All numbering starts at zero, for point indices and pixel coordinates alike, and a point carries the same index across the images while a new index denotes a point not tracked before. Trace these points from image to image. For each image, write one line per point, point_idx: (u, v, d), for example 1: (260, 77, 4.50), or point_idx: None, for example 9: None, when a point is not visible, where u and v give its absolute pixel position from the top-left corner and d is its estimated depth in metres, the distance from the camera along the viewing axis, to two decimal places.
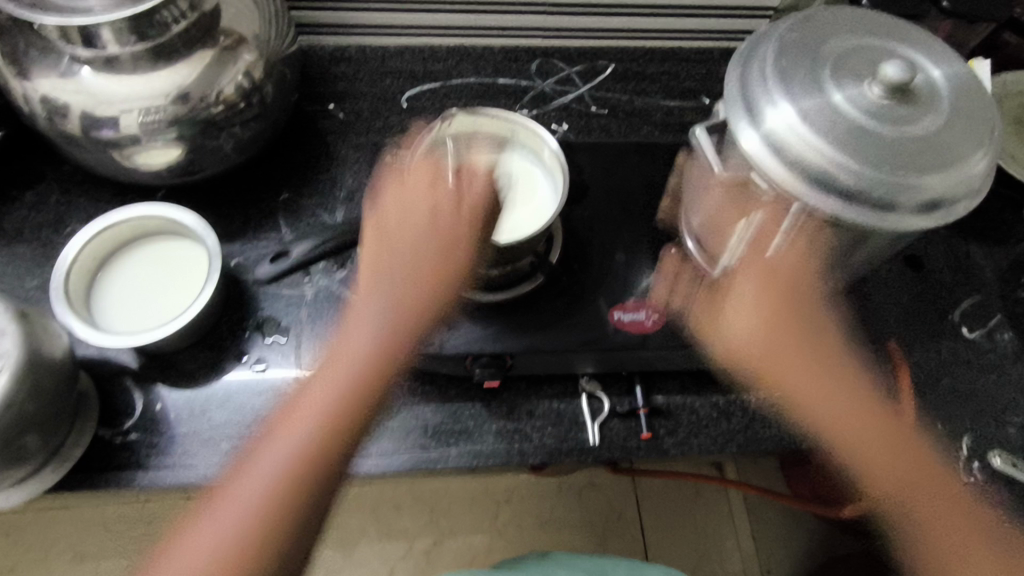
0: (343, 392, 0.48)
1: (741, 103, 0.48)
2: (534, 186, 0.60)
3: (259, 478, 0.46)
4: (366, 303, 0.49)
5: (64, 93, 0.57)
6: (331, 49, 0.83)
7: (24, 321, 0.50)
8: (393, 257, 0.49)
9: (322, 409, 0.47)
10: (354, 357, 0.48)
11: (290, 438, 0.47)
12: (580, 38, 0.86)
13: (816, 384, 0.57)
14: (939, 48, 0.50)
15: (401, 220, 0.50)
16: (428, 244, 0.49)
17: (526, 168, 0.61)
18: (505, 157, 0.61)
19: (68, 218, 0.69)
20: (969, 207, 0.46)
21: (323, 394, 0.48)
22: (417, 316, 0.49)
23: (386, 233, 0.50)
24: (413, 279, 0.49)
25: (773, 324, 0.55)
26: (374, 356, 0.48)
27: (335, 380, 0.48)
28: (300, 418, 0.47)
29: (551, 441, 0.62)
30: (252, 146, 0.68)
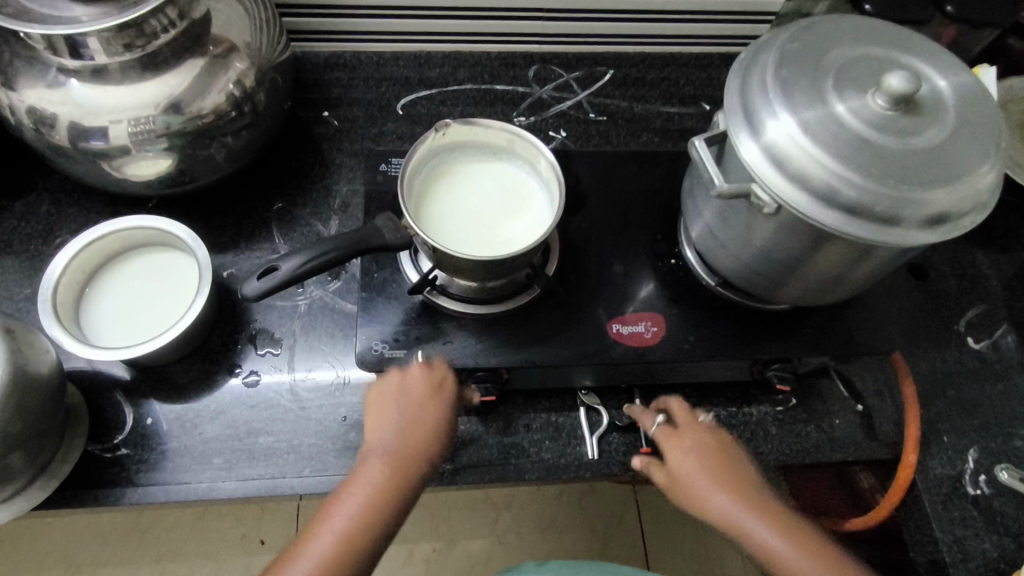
0: (391, 472, 0.51)
1: (741, 114, 0.46)
2: (530, 197, 0.59)
3: (318, 549, 0.48)
4: (393, 414, 0.54)
5: (51, 105, 0.56)
6: (326, 56, 0.82)
7: (9, 338, 0.48)
8: (389, 403, 0.55)
9: (374, 487, 0.50)
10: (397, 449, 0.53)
11: (344, 511, 0.49)
12: (578, 43, 0.85)
13: (726, 492, 0.53)
14: (944, 57, 0.49)
15: (390, 384, 0.55)
16: (418, 400, 0.55)
17: (522, 179, 0.60)
18: (500, 168, 0.60)
19: (58, 229, 0.69)
20: (977, 220, 0.44)
21: (374, 474, 0.51)
22: (424, 440, 0.54)
23: (383, 401, 0.55)
24: (414, 412, 0.54)
25: (690, 455, 0.55)
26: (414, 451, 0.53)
27: (382, 463, 0.52)
28: (351, 495, 0.50)
29: (548, 456, 0.61)
30: (244, 155, 0.67)
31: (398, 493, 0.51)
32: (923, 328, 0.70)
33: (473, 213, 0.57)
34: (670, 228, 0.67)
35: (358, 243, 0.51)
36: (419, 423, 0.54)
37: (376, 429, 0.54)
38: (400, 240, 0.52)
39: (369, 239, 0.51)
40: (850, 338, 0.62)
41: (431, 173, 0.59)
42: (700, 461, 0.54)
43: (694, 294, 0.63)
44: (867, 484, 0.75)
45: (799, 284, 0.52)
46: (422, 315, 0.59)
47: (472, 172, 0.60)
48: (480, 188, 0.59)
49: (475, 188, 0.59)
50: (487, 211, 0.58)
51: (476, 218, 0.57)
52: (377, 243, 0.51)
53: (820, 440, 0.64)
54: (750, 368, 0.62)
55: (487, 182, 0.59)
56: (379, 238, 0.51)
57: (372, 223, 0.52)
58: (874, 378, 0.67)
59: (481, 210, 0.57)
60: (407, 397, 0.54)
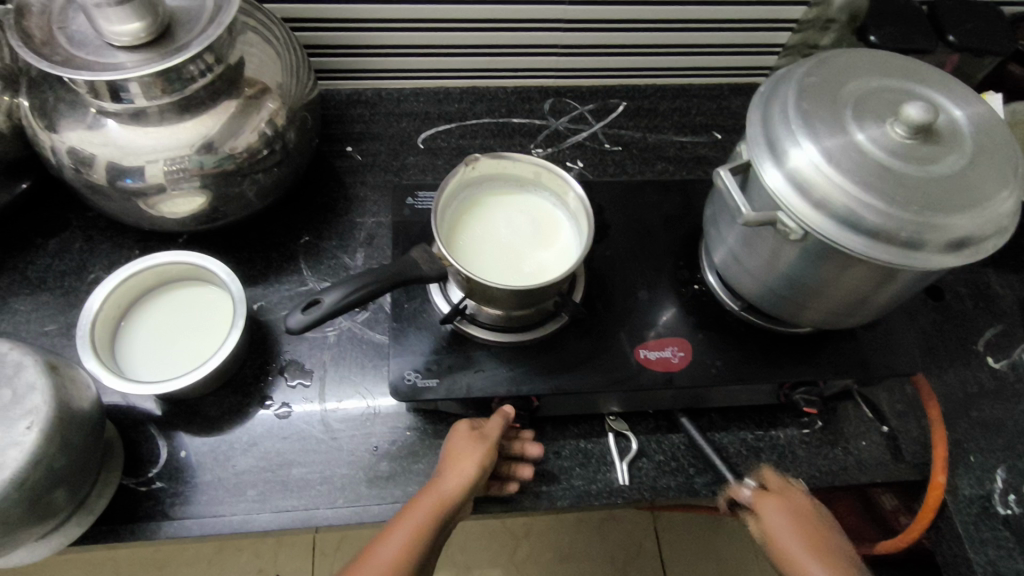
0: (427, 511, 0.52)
1: (764, 144, 0.48)
2: (557, 228, 0.61)
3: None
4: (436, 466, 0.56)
5: (92, 146, 0.58)
6: (348, 94, 0.85)
7: (53, 375, 0.49)
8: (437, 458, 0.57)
9: (412, 526, 0.51)
10: (435, 491, 0.53)
11: (385, 548, 0.50)
12: (591, 77, 0.88)
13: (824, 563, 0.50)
14: (959, 88, 0.51)
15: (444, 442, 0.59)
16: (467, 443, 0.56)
17: (549, 210, 0.62)
18: (527, 200, 0.62)
19: (91, 265, 0.70)
20: (999, 243, 0.46)
21: (413, 513, 0.52)
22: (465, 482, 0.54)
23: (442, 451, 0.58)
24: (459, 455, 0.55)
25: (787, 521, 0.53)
26: (448, 492, 0.53)
27: (421, 502, 0.52)
28: (393, 532, 0.51)
29: (579, 483, 0.61)
30: (274, 191, 0.69)
31: (431, 532, 0.51)
32: (942, 348, 0.71)
33: (502, 245, 0.59)
34: (691, 254, 0.68)
35: (396, 276, 0.52)
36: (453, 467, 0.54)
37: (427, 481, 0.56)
38: (435, 271, 0.53)
39: (406, 272, 0.53)
40: (873, 360, 0.63)
41: (459, 205, 0.61)
42: (801, 530, 0.52)
43: (718, 318, 0.64)
44: (890, 506, 0.75)
45: (823, 307, 0.53)
46: (452, 344, 0.61)
47: (500, 205, 0.62)
48: (508, 219, 0.61)
49: (503, 220, 0.60)
50: (515, 241, 0.59)
51: (505, 248, 0.58)
52: (412, 276, 0.52)
53: (848, 462, 0.64)
54: (776, 392, 0.63)
55: (515, 214, 0.61)
56: (415, 270, 0.53)
57: (408, 256, 0.53)
58: (898, 399, 0.68)
59: (509, 240, 0.59)
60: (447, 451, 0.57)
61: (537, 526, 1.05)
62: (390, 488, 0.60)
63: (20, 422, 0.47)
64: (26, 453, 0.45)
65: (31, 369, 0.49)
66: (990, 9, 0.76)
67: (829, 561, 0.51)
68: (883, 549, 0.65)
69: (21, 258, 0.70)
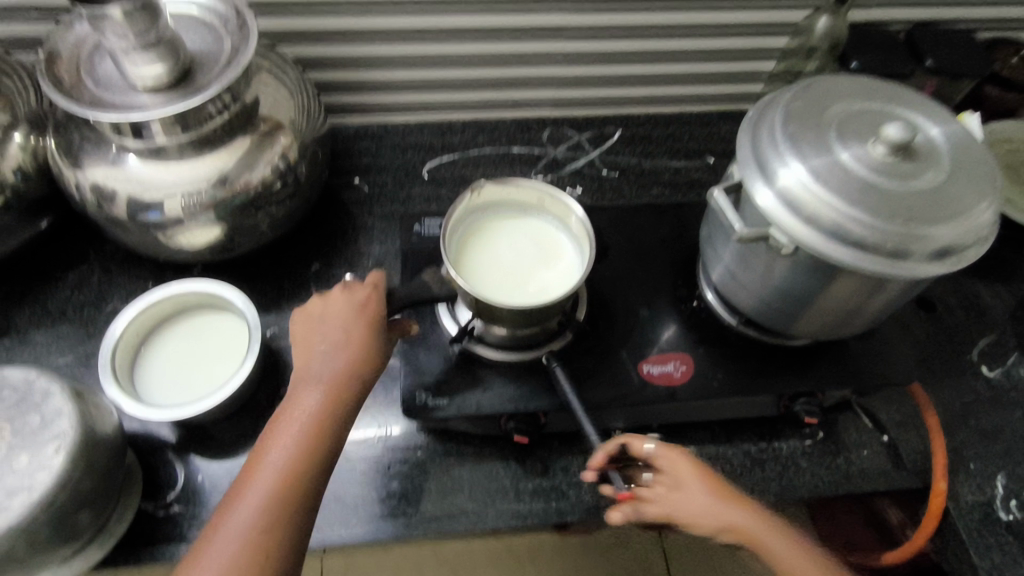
0: (330, 392, 0.50)
1: (754, 166, 0.51)
2: (561, 248, 0.63)
3: (266, 473, 0.46)
4: (329, 329, 0.53)
5: (114, 182, 0.61)
6: (354, 128, 0.88)
7: (78, 401, 0.51)
8: (322, 320, 0.54)
9: (310, 415, 0.48)
10: (333, 370, 0.51)
11: (281, 448, 0.47)
12: (587, 107, 0.91)
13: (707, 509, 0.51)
14: (935, 109, 0.54)
15: (320, 302, 0.55)
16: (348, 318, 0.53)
17: (552, 232, 0.65)
18: (532, 223, 0.65)
19: (109, 296, 0.72)
20: (980, 252, 0.48)
21: (310, 399, 0.49)
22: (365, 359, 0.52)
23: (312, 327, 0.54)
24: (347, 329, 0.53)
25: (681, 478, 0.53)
26: (349, 369, 0.51)
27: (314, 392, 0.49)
28: (289, 419, 0.48)
29: (587, 497, 0.62)
30: (285, 222, 0.72)
31: (330, 418, 0.49)
32: (937, 358, 0.73)
33: (508, 266, 0.61)
34: (689, 273, 0.71)
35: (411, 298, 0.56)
36: (363, 334, 0.53)
37: (304, 352, 0.53)
38: (446, 291, 0.56)
39: (420, 294, 0.56)
40: (867, 370, 0.64)
41: (466, 230, 0.63)
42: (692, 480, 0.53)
43: (718, 333, 0.66)
44: (896, 519, 0.75)
45: (817, 318, 0.55)
46: (461, 364, 0.63)
47: (505, 229, 0.64)
48: (514, 242, 0.63)
49: (508, 243, 0.63)
50: (521, 263, 0.62)
51: (511, 270, 0.61)
52: (425, 297, 0.56)
53: (850, 471, 0.65)
54: (776, 403, 0.64)
55: (520, 238, 0.64)
56: (427, 292, 0.56)
57: (420, 278, 0.57)
58: (896, 409, 0.69)
59: (515, 262, 0.62)
60: (343, 314, 0.54)
61: (545, 552, 1.04)
62: (402, 507, 0.61)
63: (48, 446, 0.48)
64: (54, 476, 0.47)
65: (58, 396, 0.51)
66: (965, 36, 0.80)
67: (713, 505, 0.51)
68: (890, 558, 0.65)
69: (42, 291, 0.72)
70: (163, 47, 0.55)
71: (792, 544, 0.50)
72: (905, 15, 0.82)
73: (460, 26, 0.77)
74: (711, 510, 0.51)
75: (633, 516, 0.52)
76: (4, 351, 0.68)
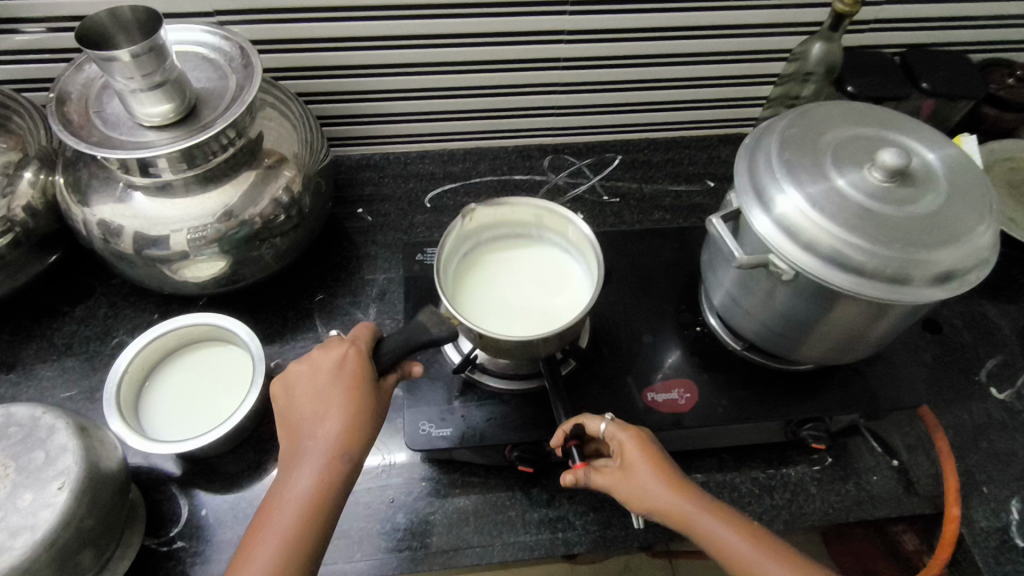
0: (320, 473, 0.50)
1: (752, 192, 0.51)
2: (572, 271, 0.65)
3: (267, 545, 0.47)
4: (314, 403, 0.52)
5: (121, 218, 0.62)
6: (358, 159, 0.90)
7: (83, 438, 0.51)
8: (307, 391, 0.54)
9: (308, 485, 0.49)
10: (322, 446, 0.51)
11: (281, 519, 0.48)
12: (587, 134, 0.93)
13: (658, 491, 0.50)
14: (931, 133, 0.54)
15: (303, 369, 0.55)
16: (338, 382, 0.53)
17: (563, 254, 0.66)
18: (544, 247, 0.67)
19: (115, 329, 0.73)
20: (982, 275, 0.48)
21: (308, 467, 0.50)
22: (361, 423, 0.52)
23: (304, 392, 0.54)
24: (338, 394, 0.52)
25: (635, 460, 0.52)
26: (337, 445, 0.51)
27: (311, 460, 0.50)
28: (287, 492, 0.49)
29: (594, 527, 0.62)
30: (289, 254, 0.72)
31: (329, 486, 0.49)
32: (945, 380, 0.72)
33: (519, 293, 0.63)
34: (692, 298, 0.71)
35: (409, 343, 0.55)
36: (350, 403, 0.52)
37: (292, 427, 0.53)
38: (445, 331, 0.54)
39: (418, 336, 0.54)
40: (874, 394, 0.64)
41: (473, 263, 0.65)
42: (646, 462, 0.51)
43: (722, 359, 0.66)
44: (913, 546, 0.72)
45: (820, 343, 0.55)
46: (464, 394, 0.62)
47: (516, 257, 0.66)
48: (523, 270, 0.65)
49: (518, 270, 0.65)
50: (531, 289, 0.63)
51: (522, 297, 0.63)
52: (423, 339, 0.54)
53: (861, 497, 0.64)
54: (784, 429, 0.63)
55: (529, 265, 0.66)
56: (425, 334, 0.54)
57: (416, 321, 0.55)
58: (906, 432, 0.68)
59: (525, 289, 0.63)
60: (332, 378, 0.53)
61: None
62: (406, 540, 0.60)
63: (52, 483, 0.49)
64: (57, 514, 0.47)
65: (63, 432, 0.51)
66: (959, 57, 0.81)
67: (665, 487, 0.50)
68: None
69: (48, 325, 0.73)
70: (168, 86, 0.57)
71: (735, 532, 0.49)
72: (899, 39, 0.83)
73: (459, 58, 0.78)
74: (657, 492, 0.50)
75: (582, 480, 0.53)
76: (11, 387, 0.68)
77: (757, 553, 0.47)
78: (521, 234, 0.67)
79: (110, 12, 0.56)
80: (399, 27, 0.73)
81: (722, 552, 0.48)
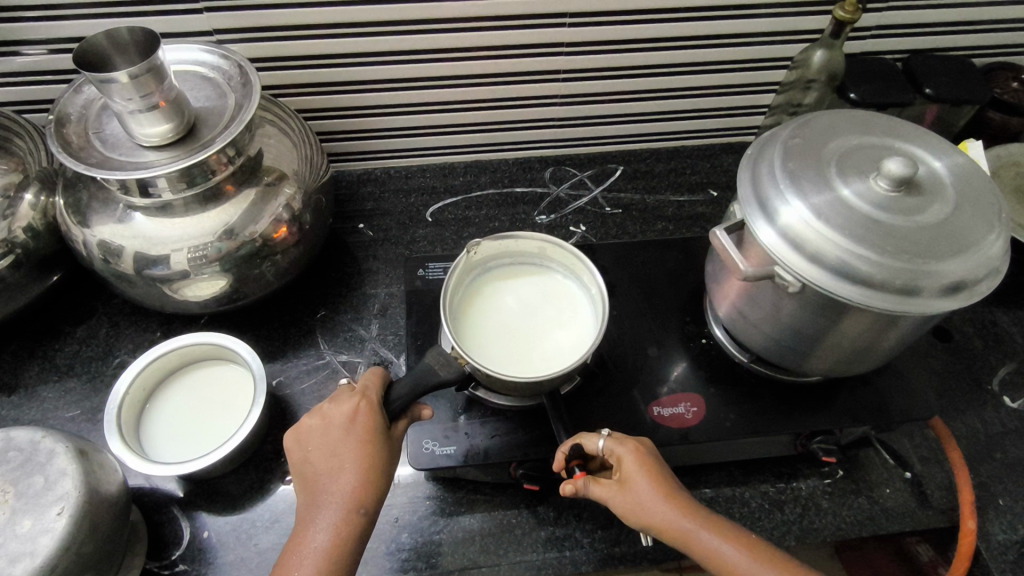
0: (335, 530, 0.50)
1: (756, 203, 0.51)
2: (579, 308, 0.64)
3: None
4: (327, 458, 0.53)
5: (121, 239, 0.61)
6: (359, 173, 0.90)
7: (83, 461, 0.51)
8: (320, 447, 0.54)
9: (326, 539, 0.49)
10: (337, 501, 0.51)
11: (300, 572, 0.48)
12: (588, 145, 0.92)
13: (657, 501, 0.49)
14: (937, 141, 0.54)
15: (315, 423, 0.55)
16: (351, 436, 0.53)
17: (569, 287, 0.66)
18: (551, 280, 0.66)
19: (116, 349, 0.73)
20: (993, 284, 0.47)
21: (323, 522, 0.50)
22: (376, 476, 0.52)
23: (316, 446, 0.54)
24: (352, 448, 0.52)
25: (635, 472, 0.51)
26: (352, 502, 0.51)
27: (327, 516, 0.50)
28: (305, 547, 0.49)
29: (602, 545, 0.60)
30: (290, 270, 0.72)
31: (347, 540, 0.50)
32: (956, 388, 0.71)
33: (524, 326, 0.62)
34: (697, 310, 0.70)
35: (414, 389, 0.55)
36: (363, 459, 0.52)
37: (305, 483, 0.53)
38: (452, 374, 0.54)
39: (425, 380, 0.54)
40: (885, 405, 0.63)
41: (478, 293, 0.65)
42: (645, 473, 0.51)
43: (729, 371, 0.65)
44: (927, 557, 0.70)
45: (830, 354, 0.54)
46: (468, 411, 0.62)
47: (522, 288, 0.66)
48: (529, 304, 0.64)
49: (524, 303, 0.64)
50: (537, 323, 0.63)
51: (528, 331, 0.62)
52: (430, 382, 0.54)
53: (874, 511, 0.63)
54: (793, 443, 0.62)
55: (535, 298, 0.65)
56: (433, 376, 0.54)
57: (424, 362, 0.55)
58: (919, 444, 0.67)
59: (530, 322, 0.63)
60: (344, 432, 0.53)
61: None
62: (410, 560, 0.59)
63: (51, 509, 0.48)
64: (57, 541, 0.46)
65: (63, 456, 0.51)
66: (961, 61, 0.81)
67: (663, 498, 0.49)
68: None
69: (50, 347, 0.73)
70: (166, 107, 0.57)
71: (736, 546, 0.48)
72: (901, 45, 0.83)
73: (459, 72, 0.78)
74: (655, 504, 0.49)
75: (581, 491, 0.52)
76: (14, 409, 0.68)
77: (755, 566, 0.46)
78: (524, 265, 0.68)
79: (108, 34, 0.57)
80: (398, 42, 0.73)
81: (720, 566, 0.47)
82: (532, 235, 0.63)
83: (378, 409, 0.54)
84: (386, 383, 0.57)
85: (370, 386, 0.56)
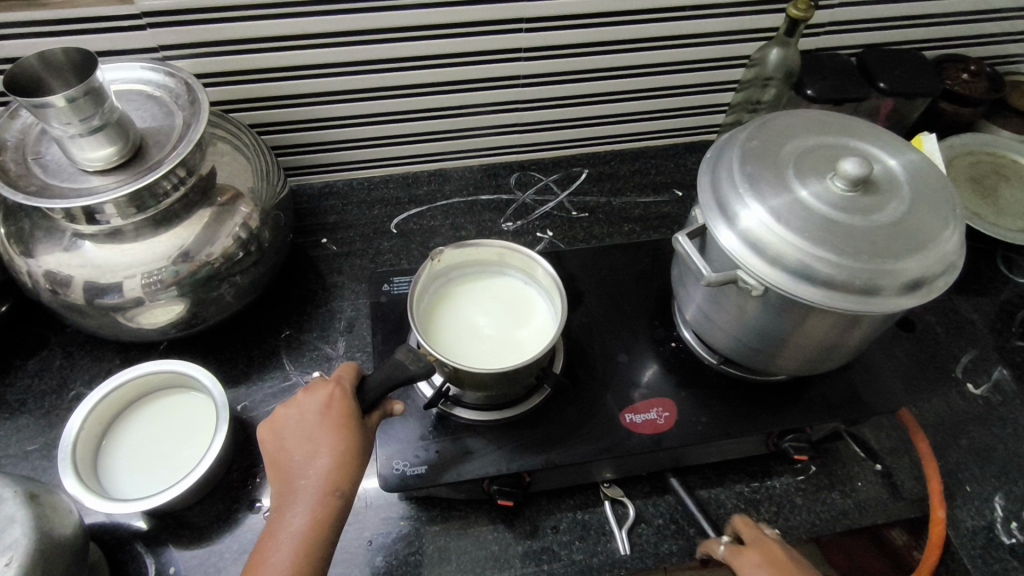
0: (315, 511, 0.49)
1: (716, 207, 0.51)
2: (539, 308, 0.63)
3: None
4: (304, 443, 0.51)
5: (68, 268, 0.59)
6: (319, 187, 0.88)
7: (33, 506, 0.48)
8: (296, 433, 0.52)
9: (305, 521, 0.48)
10: (314, 485, 0.49)
11: (276, 559, 0.47)
12: (552, 149, 0.92)
13: None
14: (891, 140, 0.54)
15: (291, 411, 0.53)
16: (328, 419, 0.52)
17: (528, 291, 0.65)
18: (509, 285, 0.65)
19: (71, 381, 0.70)
20: (950, 280, 0.48)
21: (303, 504, 0.49)
22: (355, 457, 0.51)
23: (293, 432, 0.52)
24: (328, 430, 0.51)
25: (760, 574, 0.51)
26: (330, 484, 0.50)
27: (304, 500, 0.49)
28: (283, 532, 0.48)
29: (580, 556, 0.60)
30: (251, 291, 0.69)
31: (325, 522, 0.49)
32: (922, 378, 0.72)
33: (487, 330, 0.61)
34: (665, 313, 0.70)
35: (387, 382, 0.53)
36: (340, 443, 0.51)
37: (280, 470, 0.52)
38: (422, 368, 0.53)
39: (396, 374, 0.53)
40: (854, 399, 0.63)
41: (439, 299, 0.63)
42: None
43: (699, 374, 0.65)
44: (901, 542, 0.70)
45: (796, 354, 0.54)
46: (439, 429, 0.61)
47: (483, 292, 0.64)
48: (490, 307, 0.63)
49: (485, 307, 0.63)
50: (500, 324, 0.62)
51: (492, 333, 0.61)
52: (401, 376, 0.53)
53: (847, 505, 0.63)
54: (765, 442, 0.63)
55: (497, 302, 0.64)
56: (403, 371, 0.53)
57: (394, 357, 0.54)
58: (887, 436, 0.68)
59: (493, 324, 0.62)
60: (320, 417, 0.52)
61: None
62: None
63: None
64: None
65: (11, 502, 0.48)
66: (913, 54, 0.82)
67: None
68: None
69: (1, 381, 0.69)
70: (109, 129, 0.54)
71: None
72: (854, 40, 0.84)
73: (419, 81, 0.77)
74: None
75: None
76: None
77: None
78: (485, 273, 0.66)
79: (40, 56, 0.54)
80: (353, 53, 0.71)
81: None
82: (492, 242, 0.63)
83: (352, 395, 0.53)
84: (359, 373, 0.56)
85: (346, 375, 0.55)
